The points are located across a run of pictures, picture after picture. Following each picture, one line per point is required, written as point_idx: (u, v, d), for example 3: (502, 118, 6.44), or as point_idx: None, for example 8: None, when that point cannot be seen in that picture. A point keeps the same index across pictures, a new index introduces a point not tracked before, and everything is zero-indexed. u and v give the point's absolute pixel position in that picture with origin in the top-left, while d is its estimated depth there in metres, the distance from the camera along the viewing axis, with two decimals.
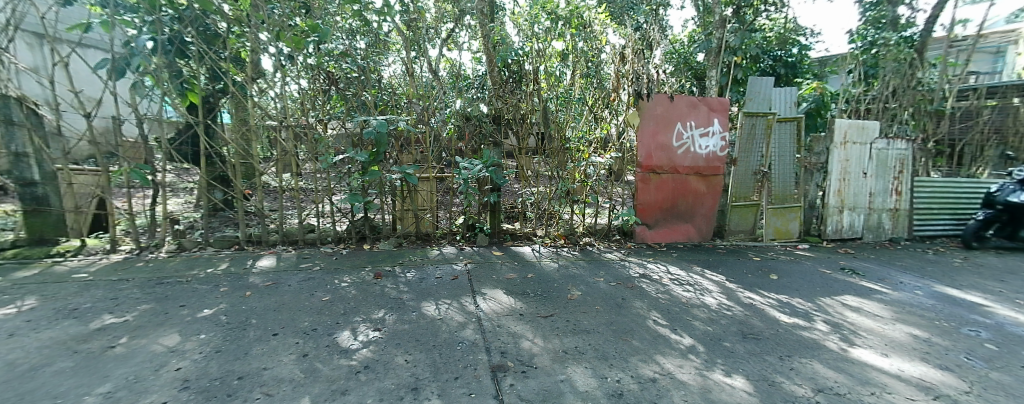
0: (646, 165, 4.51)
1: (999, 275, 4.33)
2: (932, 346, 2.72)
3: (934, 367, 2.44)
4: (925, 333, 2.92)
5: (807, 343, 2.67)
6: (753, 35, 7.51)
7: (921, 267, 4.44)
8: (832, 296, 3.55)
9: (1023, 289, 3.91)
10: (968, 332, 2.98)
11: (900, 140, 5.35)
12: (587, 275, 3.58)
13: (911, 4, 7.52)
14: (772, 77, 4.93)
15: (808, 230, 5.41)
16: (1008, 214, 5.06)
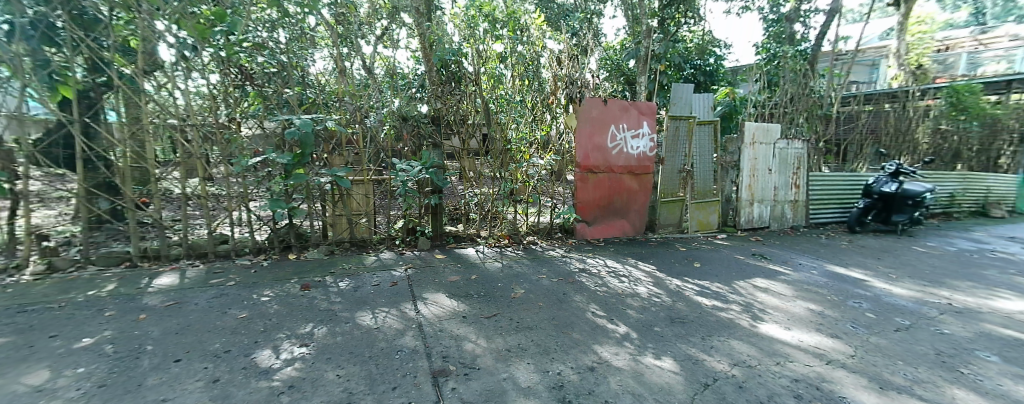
0: (584, 165, 4.66)
1: (872, 253, 5.12)
2: (822, 318, 3.16)
3: (823, 336, 2.83)
4: (817, 307, 3.37)
5: (725, 323, 2.95)
6: (676, 45, 8.23)
7: (814, 251, 5.11)
8: (745, 279, 3.96)
9: (888, 264, 4.66)
10: (851, 303, 3.50)
11: (797, 141, 6.11)
12: (530, 273, 3.66)
13: (804, 23, 8.68)
14: (692, 84, 5.45)
15: (726, 221, 5.99)
16: (882, 201, 6.10)
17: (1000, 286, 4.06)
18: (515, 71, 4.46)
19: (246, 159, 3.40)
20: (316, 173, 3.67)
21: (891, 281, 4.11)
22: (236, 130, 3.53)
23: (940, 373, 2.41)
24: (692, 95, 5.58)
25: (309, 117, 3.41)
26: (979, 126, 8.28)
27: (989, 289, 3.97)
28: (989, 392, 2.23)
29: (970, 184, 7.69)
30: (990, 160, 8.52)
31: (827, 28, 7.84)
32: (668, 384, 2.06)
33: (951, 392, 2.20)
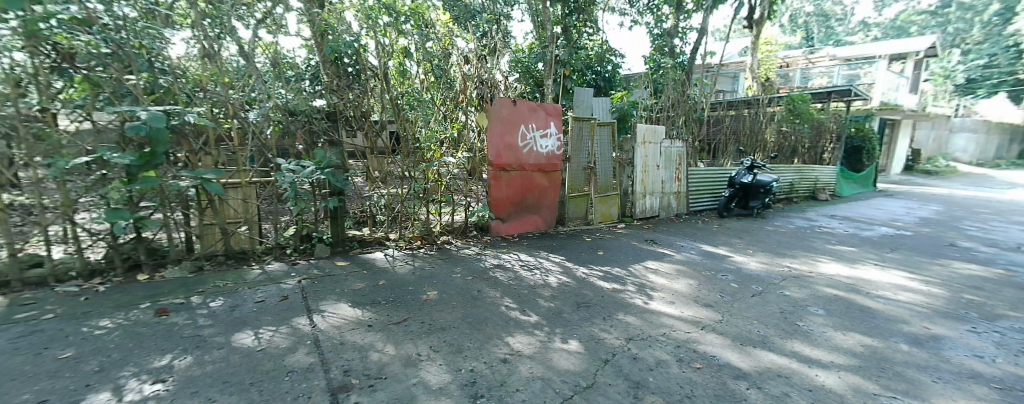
0: (497, 163, 4.75)
1: (736, 234, 6.10)
2: (698, 291, 3.67)
3: (698, 307, 3.30)
4: (694, 282, 3.91)
5: (622, 303, 3.26)
6: (578, 52, 8.81)
7: (693, 234, 5.91)
8: (640, 262, 4.42)
9: (747, 242, 5.60)
10: (720, 276, 4.13)
11: (678, 141, 7.02)
12: (444, 272, 3.61)
13: (682, 38, 9.96)
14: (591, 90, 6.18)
15: (624, 212, 6.60)
16: (742, 190, 7.30)
17: (820, 254, 5.16)
18: (423, 67, 4.29)
19: (69, 159, 2.76)
20: (174, 176, 3.12)
21: (749, 256, 4.94)
22: (52, 123, 2.81)
23: (778, 327, 2.98)
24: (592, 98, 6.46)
25: (161, 108, 2.91)
26: (807, 129, 10.32)
27: (813, 256, 5.02)
28: (810, 338, 2.86)
29: (803, 175, 9.56)
30: (816, 155, 10.67)
31: (700, 43, 9.03)
32: (572, 366, 2.21)
33: (786, 341, 2.77)
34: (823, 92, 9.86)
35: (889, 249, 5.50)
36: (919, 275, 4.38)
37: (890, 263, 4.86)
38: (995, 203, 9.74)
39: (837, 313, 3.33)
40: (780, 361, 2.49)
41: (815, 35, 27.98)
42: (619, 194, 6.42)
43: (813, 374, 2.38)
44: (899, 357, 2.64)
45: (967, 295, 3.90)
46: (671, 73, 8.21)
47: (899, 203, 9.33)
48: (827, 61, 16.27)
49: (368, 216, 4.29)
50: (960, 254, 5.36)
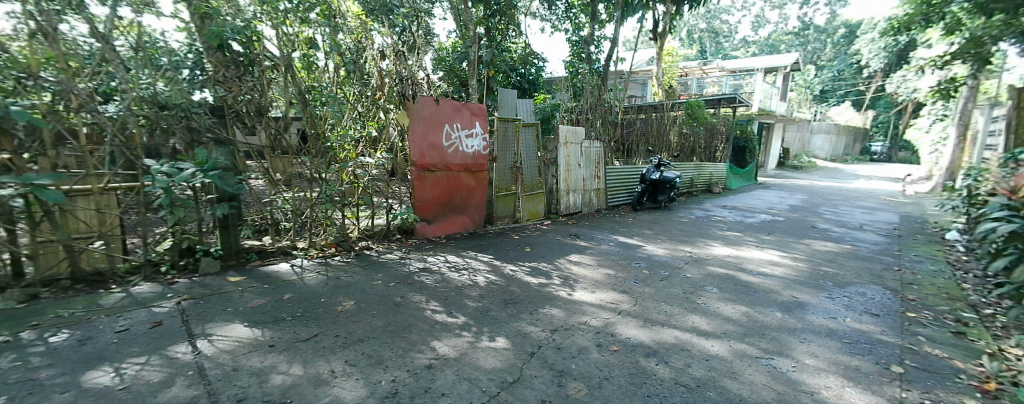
0: (420, 163, 4.62)
1: (648, 225, 6.66)
2: (615, 279, 3.94)
3: (616, 294, 3.53)
4: (612, 271, 4.19)
5: (547, 296, 3.36)
6: (502, 53, 8.96)
7: (611, 227, 6.33)
8: (564, 256, 4.61)
9: (657, 232, 6.14)
10: (634, 264, 4.47)
11: (597, 141, 7.48)
12: (362, 280, 3.40)
13: (597, 46, 10.62)
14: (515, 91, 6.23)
15: (550, 209, 6.82)
16: (651, 186, 8.00)
17: (715, 240, 5.86)
18: (334, 60, 3.99)
19: None
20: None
21: (659, 244, 5.42)
22: None
23: (681, 307, 3.33)
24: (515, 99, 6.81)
25: None
26: (703, 131, 11.67)
27: (710, 242, 5.68)
28: (708, 313, 3.23)
29: (700, 171, 10.78)
30: (711, 154, 12.10)
31: (612, 51, 9.71)
32: (498, 363, 2.23)
33: (689, 319, 3.10)
34: (715, 99, 11.21)
35: (768, 232, 6.42)
36: (790, 253, 5.20)
37: (769, 244, 5.68)
38: (841, 192, 11.91)
39: (729, 290, 3.80)
40: (683, 338, 2.79)
41: (706, 49, 31.82)
42: (545, 192, 6.62)
43: (710, 346, 2.71)
44: (775, 323, 3.11)
45: (824, 267, 4.71)
46: (588, 78, 8.72)
47: (774, 194, 10.96)
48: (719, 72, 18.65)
49: (270, 223, 3.88)
50: (819, 234, 6.46)
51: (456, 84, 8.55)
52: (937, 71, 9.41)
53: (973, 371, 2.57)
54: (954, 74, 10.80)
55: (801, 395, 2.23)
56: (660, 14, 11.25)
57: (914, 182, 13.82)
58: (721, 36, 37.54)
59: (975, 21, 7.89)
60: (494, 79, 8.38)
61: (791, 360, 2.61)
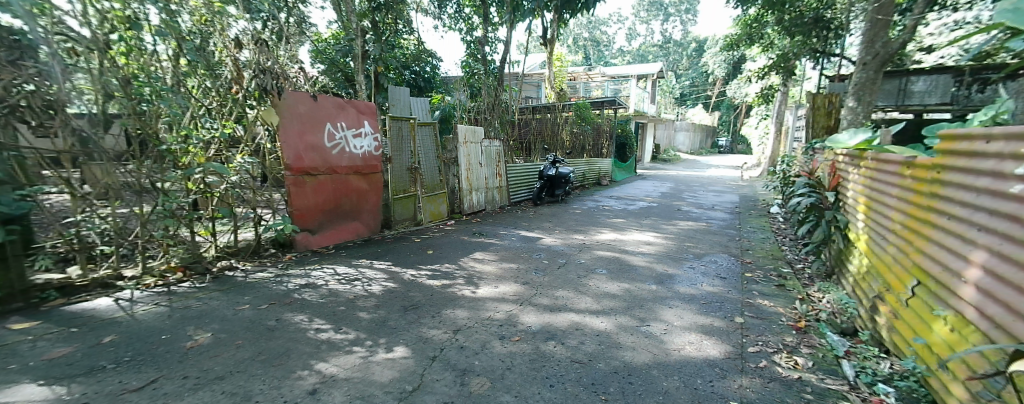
0: (297, 167, 4.17)
1: (547, 218, 7.04)
2: (517, 271, 4.07)
3: (517, 286, 3.65)
4: (514, 264, 4.32)
5: (450, 297, 3.32)
6: (393, 49, 8.65)
7: (512, 222, 6.52)
8: (467, 255, 4.60)
9: (554, 224, 6.52)
10: (535, 256, 4.67)
11: (496, 140, 7.68)
12: (224, 306, 2.91)
13: (491, 47, 10.90)
14: (406, 89, 6.53)
15: (453, 209, 6.77)
16: (548, 181, 8.46)
17: (604, 227, 6.48)
18: (170, 46, 3.35)
19: None
20: None
21: (555, 235, 5.76)
22: None
23: (576, 291, 3.59)
24: (408, 97, 6.68)
25: None
26: (590, 129, 12.83)
27: (600, 229, 6.24)
28: (598, 294, 3.55)
29: (590, 166, 11.80)
30: (598, 150, 13.32)
31: (506, 54, 10.02)
32: (395, 374, 2.12)
33: (584, 301, 3.37)
34: (599, 101, 12.40)
35: (647, 217, 7.31)
36: (664, 234, 5.99)
37: (647, 228, 6.48)
38: (700, 179, 14.17)
39: (615, 270, 4.23)
40: (576, 320, 3.01)
41: (589, 56, 35.06)
42: (446, 192, 6.54)
43: (600, 323, 2.97)
44: (650, 295, 3.56)
45: (689, 243, 5.53)
46: (483, 79, 8.93)
47: (650, 184, 12.54)
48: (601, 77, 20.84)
49: (81, 247, 3.04)
50: (685, 216, 7.57)
51: (341, 80, 7.96)
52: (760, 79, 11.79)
53: (789, 314, 3.30)
54: (770, 83, 13.64)
55: (672, 354, 2.60)
56: (548, 21, 11.97)
57: (748, 169, 17.10)
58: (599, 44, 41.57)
59: (782, 42, 10.08)
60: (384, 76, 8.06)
61: (664, 324, 3.02)
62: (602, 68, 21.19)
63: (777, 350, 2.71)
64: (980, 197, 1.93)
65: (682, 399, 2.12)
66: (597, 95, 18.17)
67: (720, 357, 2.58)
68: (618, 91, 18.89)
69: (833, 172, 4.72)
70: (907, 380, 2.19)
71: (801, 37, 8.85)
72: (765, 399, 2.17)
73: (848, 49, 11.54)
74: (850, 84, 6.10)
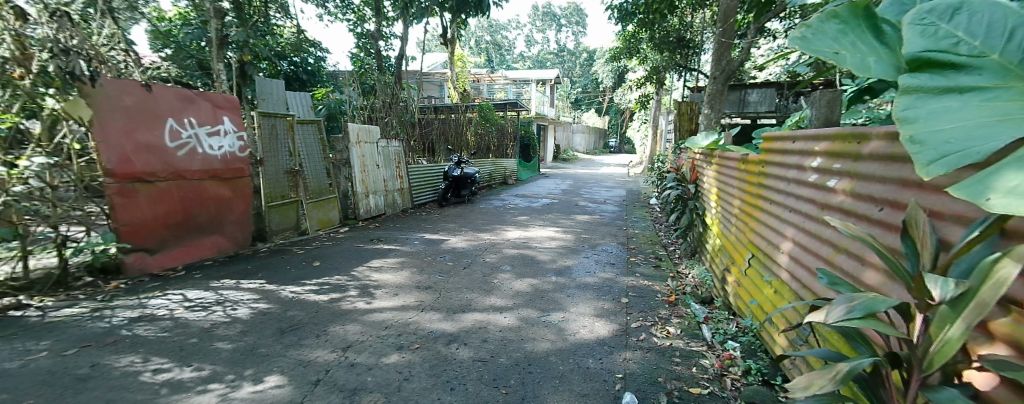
0: (124, 172, 3.37)
1: (452, 219, 6.92)
2: (419, 277, 3.91)
3: (419, 292, 3.50)
4: (416, 269, 4.14)
5: (340, 312, 3.03)
6: (267, 37, 7.68)
7: (414, 225, 6.27)
8: (363, 263, 4.26)
9: (460, 225, 6.46)
10: (439, 259, 4.56)
11: (394, 140, 7.31)
12: (5, 357, 2.22)
13: (386, 43, 10.37)
14: (281, 83, 5.86)
15: (347, 215, 6.23)
16: (453, 182, 8.34)
17: (509, 224, 6.64)
18: None
19: None
20: None
21: (460, 236, 5.70)
22: None
23: (480, 290, 3.60)
24: (284, 91, 6.07)
25: None
26: (493, 130, 13.05)
27: (505, 227, 6.38)
28: (503, 291, 3.61)
29: (495, 166, 11.99)
30: (503, 151, 13.64)
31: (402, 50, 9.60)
32: None
33: (488, 299, 3.39)
34: (501, 103, 12.66)
35: (549, 213, 7.71)
36: (564, 228, 6.38)
37: (549, 223, 6.82)
38: (595, 176, 15.57)
39: (519, 267, 4.37)
40: (481, 318, 3.02)
41: (490, 59, 35.85)
42: (337, 196, 5.99)
43: (504, 319, 3.02)
44: (552, 287, 3.74)
45: (585, 235, 5.97)
46: (377, 76, 8.44)
47: (552, 182, 13.29)
48: (502, 79, 21.45)
49: None
50: (582, 210, 8.16)
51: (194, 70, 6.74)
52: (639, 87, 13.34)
53: (663, 290, 3.77)
54: (647, 91, 15.51)
55: (569, 339, 2.76)
56: (447, 20, 11.81)
57: (634, 166, 19.20)
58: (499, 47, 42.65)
59: (654, 56, 11.54)
60: (253, 66, 7.06)
61: (564, 313, 3.20)
62: (503, 71, 21.80)
63: (653, 323, 3.07)
64: (789, 186, 2.49)
65: (575, 380, 2.27)
66: (499, 97, 18.63)
67: (609, 335, 2.83)
68: (519, 93, 19.63)
69: (692, 168, 5.53)
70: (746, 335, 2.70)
71: (668, 53, 10.24)
72: (644, 368, 2.44)
73: (704, 64, 13.72)
74: (706, 95, 7.23)
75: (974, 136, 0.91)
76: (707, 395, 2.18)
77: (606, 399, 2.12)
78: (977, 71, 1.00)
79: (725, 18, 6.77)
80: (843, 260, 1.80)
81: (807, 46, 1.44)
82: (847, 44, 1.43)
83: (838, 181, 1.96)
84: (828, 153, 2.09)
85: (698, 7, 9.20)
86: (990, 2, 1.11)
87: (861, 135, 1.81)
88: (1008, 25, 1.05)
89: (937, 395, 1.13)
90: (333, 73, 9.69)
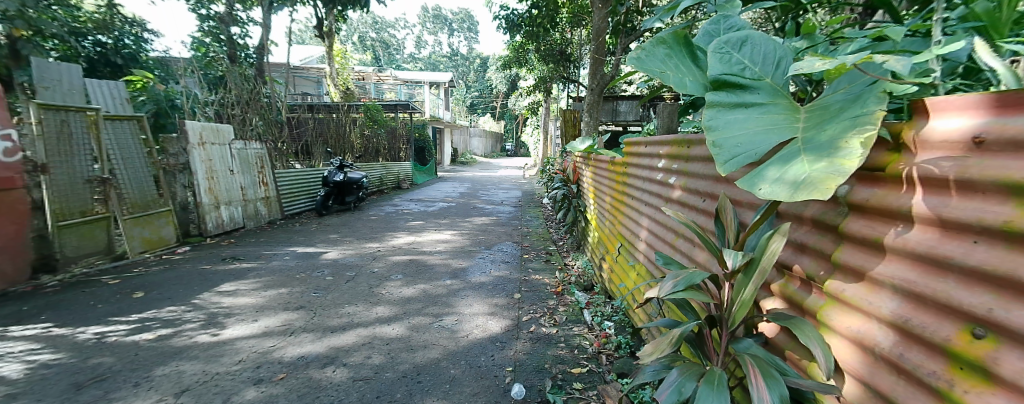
0: None
1: (334, 229, 6.29)
2: (290, 296, 3.45)
3: (287, 313, 3.09)
4: (286, 288, 3.65)
5: (173, 351, 2.49)
6: (61, 9, 5.97)
7: (286, 239, 5.53)
8: (211, 288, 3.58)
9: (343, 235, 5.91)
10: (315, 274, 4.08)
11: (254, 142, 6.34)
12: None
13: (241, 30, 8.94)
14: (76, 67, 4.66)
15: (188, 232, 5.17)
16: (336, 188, 7.60)
17: (400, 231, 6.33)
18: None
19: None
20: None
21: (342, 247, 5.21)
22: None
23: (366, 303, 3.35)
24: (84, 79, 4.89)
25: None
26: (382, 132, 12.34)
27: (396, 234, 6.06)
28: (390, 301, 3.41)
29: (387, 170, 11.32)
30: (394, 154, 13.00)
31: (265, 39, 8.39)
32: None
33: (372, 312, 3.16)
34: (390, 104, 12.03)
35: (444, 217, 7.57)
36: (460, 231, 6.34)
37: (445, 227, 6.70)
38: (492, 179, 15.90)
39: (410, 274, 4.18)
40: (365, 333, 2.80)
41: (379, 58, 34.03)
42: (173, 209, 4.92)
43: (392, 330, 2.86)
44: (444, 291, 3.67)
45: (480, 236, 6.02)
46: (231, 68, 7.23)
47: (450, 186, 13.16)
48: (391, 80, 20.50)
49: None
50: (479, 212, 8.22)
51: None
52: (528, 93, 14.02)
53: (551, 282, 4.02)
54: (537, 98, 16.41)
55: (462, 341, 2.75)
56: (322, 11, 10.75)
57: (529, 169, 20.16)
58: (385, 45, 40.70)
59: (540, 66, 12.26)
60: (33, 44, 5.38)
61: (457, 315, 3.17)
62: (391, 71, 20.85)
63: (542, 314, 3.24)
64: (645, 184, 2.90)
65: (466, 381, 2.27)
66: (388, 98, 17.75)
67: (500, 331, 2.90)
68: (411, 96, 19.00)
69: (574, 170, 6.00)
70: (618, 315, 3.04)
71: (552, 64, 10.99)
72: (532, 357, 2.56)
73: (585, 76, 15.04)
74: (585, 104, 7.94)
75: (755, 140, 1.19)
76: (586, 373, 2.39)
77: (494, 395, 2.16)
78: (758, 91, 1.31)
79: (597, 36, 7.51)
80: (681, 244, 2.15)
81: (641, 67, 1.66)
82: (671, 65, 1.70)
83: (676, 179, 2.35)
84: (669, 156, 2.50)
85: (576, 25, 10.05)
86: (764, 37, 1.43)
87: (689, 141, 2.19)
88: (777, 56, 1.38)
89: (740, 345, 1.44)
90: (172, 61, 8.01)
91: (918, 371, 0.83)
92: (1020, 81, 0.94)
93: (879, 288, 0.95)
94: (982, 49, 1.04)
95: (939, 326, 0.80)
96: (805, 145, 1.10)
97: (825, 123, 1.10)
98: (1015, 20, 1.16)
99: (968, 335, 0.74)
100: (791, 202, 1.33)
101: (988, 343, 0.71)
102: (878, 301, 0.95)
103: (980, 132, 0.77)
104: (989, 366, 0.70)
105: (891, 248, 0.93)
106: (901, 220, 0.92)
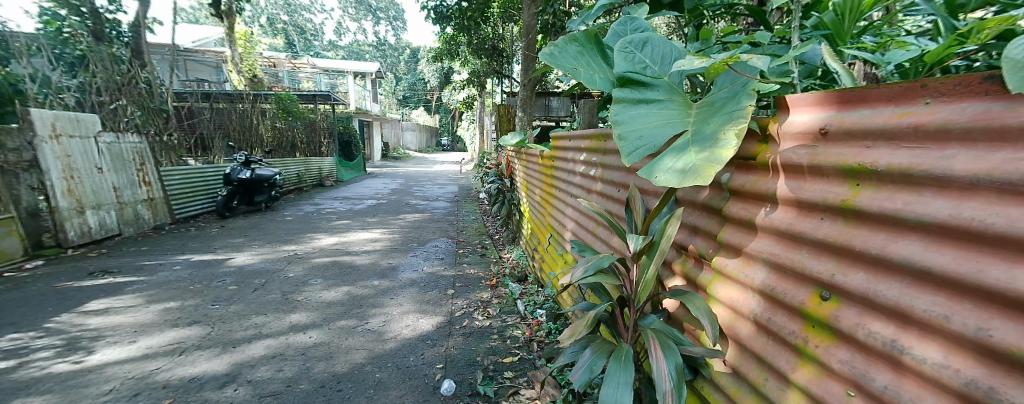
0: None
1: (240, 232, 5.66)
2: (181, 310, 3.03)
3: (180, 329, 2.73)
4: (177, 301, 3.20)
5: (16, 387, 2.08)
6: None
7: (181, 246, 4.85)
8: (73, 308, 3.02)
9: (251, 239, 5.34)
10: (215, 284, 3.64)
11: (130, 134, 5.44)
12: None
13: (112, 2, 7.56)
14: None
15: (41, 243, 4.31)
16: (242, 187, 6.80)
17: (321, 232, 5.88)
18: None
19: None
20: None
21: (250, 253, 4.70)
22: None
23: (280, 311, 3.07)
24: None
25: None
26: (298, 125, 11.31)
27: (316, 236, 5.62)
28: (310, 306, 3.18)
29: (306, 166, 10.44)
30: (314, 148, 12.01)
31: (143, 15, 7.17)
32: None
33: (286, 320, 2.91)
34: (307, 94, 11.05)
35: (373, 215, 7.19)
36: (390, 229, 6.07)
37: (373, 225, 6.37)
38: (426, 174, 15.46)
39: (332, 276, 3.91)
40: (276, 344, 2.58)
41: (295, 44, 31.13)
42: (17, 216, 4.08)
43: (309, 338, 2.66)
44: (371, 292, 3.49)
45: (412, 234, 5.83)
46: (96, 47, 6.06)
47: (380, 182, 12.53)
48: (308, 68, 18.87)
49: None
50: (412, 209, 7.95)
51: None
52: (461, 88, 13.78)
53: (485, 276, 4.03)
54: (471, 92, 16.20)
55: (389, 343, 2.63)
56: None
57: (465, 164, 19.92)
58: (299, 29, 37.26)
59: (473, 60, 12.08)
60: None
61: (384, 316, 3.04)
62: (308, 58, 19.13)
63: (475, 308, 3.23)
64: (570, 176, 3.00)
65: (394, 383, 2.19)
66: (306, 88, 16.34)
67: (432, 329, 2.84)
68: (332, 86, 17.69)
69: (507, 164, 6.04)
70: (549, 302, 3.14)
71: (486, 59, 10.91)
72: (463, 351, 2.55)
73: None
74: (518, 100, 8.00)
75: (654, 133, 1.29)
76: (517, 362, 2.44)
77: (424, 393, 2.12)
78: (657, 89, 1.41)
79: (528, 33, 7.59)
80: (600, 232, 2.27)
81: (554, 62, 1.70)
82: (583, 62, 1.77)
83: (596, 171, 2.46)
84: (589, 150, 2.62)
85: (507, 21, 10.03)
86: (662, 39, 1.54)
87: (607, 135, 2.32)
88: (672, 57, 1.50)
89: (645, 321, 1.57)
90: None
91: (781, 331, 0.97)
92: (853, 80, 1.12)
93: (753, 262, 1.09)
94: (828, 54, 1.22)
95: (797, 292, 0.93)
96: (694, 137, 1.21)
97: (710, 117, 1.22)
98: (853, 30, 1.38)
99: (817, 297, 0.87)
100: (686, 189, 1.46)
101: (832, 304, 0.84)
102: (752, 273, 1.08)
103: (825, 124, 0.91)
104: (833, 322, 0.83)
105: (761, 227, 1.07)
106: (769, 202, 1.06)
